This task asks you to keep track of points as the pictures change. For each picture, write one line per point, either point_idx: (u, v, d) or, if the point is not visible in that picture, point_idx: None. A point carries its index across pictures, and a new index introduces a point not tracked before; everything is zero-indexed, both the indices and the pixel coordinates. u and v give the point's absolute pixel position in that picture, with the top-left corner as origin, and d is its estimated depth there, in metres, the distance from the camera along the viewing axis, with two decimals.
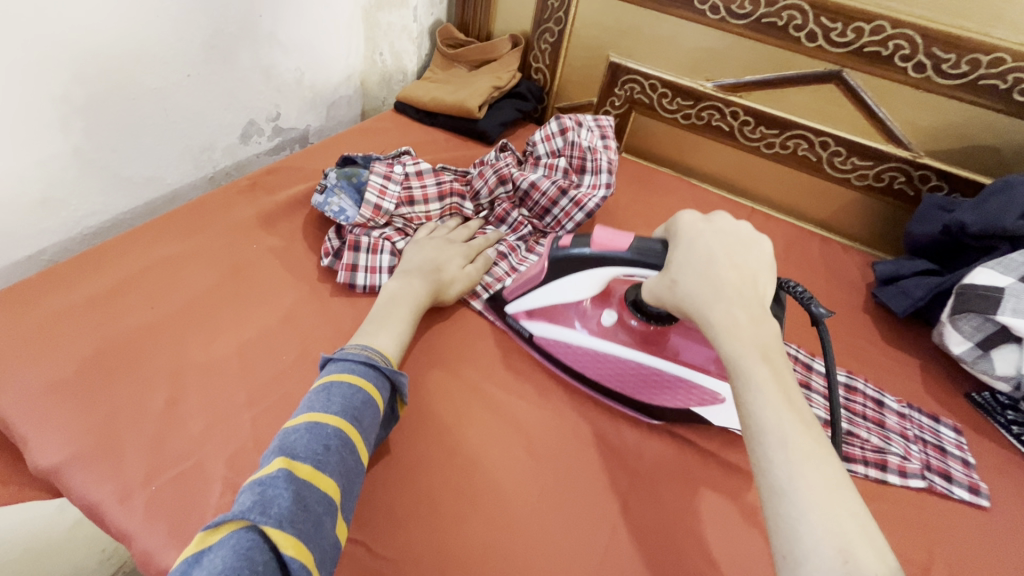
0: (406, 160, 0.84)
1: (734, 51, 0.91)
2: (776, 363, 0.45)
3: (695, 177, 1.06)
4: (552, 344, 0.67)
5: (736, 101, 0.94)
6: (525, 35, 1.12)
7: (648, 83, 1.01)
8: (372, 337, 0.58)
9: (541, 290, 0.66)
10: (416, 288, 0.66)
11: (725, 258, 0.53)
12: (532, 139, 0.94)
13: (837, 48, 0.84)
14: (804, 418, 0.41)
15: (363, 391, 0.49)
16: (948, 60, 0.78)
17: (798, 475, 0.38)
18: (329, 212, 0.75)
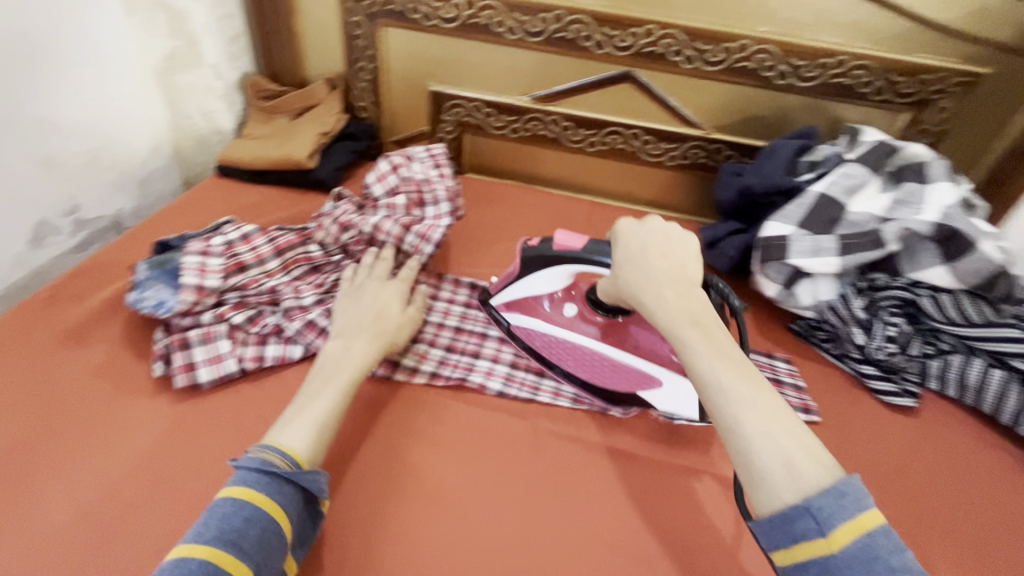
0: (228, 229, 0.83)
1: (539, 65, 0.99)
2: (705, 321, 0.58)
3: (538, 183, 1.13)
4: (530, 332, 0.79)
5: (553, 109, 1.02)
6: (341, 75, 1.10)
7: (472, 105, 1.05)
8: (291, 430, 0.59)
9: (515, 286, 0.78)
10: (363, 349, 0.69)
11: (654, 247, 0.64)
12: (367, 182, 0.93)
13: (622, 52, 0.94)
14: (739, 368, 0.54)
15: (250, 505, 0.52)
16: (708, 51, 0.91)
17: (745, 421, 0.50)
18: (146, 308, 0.73)
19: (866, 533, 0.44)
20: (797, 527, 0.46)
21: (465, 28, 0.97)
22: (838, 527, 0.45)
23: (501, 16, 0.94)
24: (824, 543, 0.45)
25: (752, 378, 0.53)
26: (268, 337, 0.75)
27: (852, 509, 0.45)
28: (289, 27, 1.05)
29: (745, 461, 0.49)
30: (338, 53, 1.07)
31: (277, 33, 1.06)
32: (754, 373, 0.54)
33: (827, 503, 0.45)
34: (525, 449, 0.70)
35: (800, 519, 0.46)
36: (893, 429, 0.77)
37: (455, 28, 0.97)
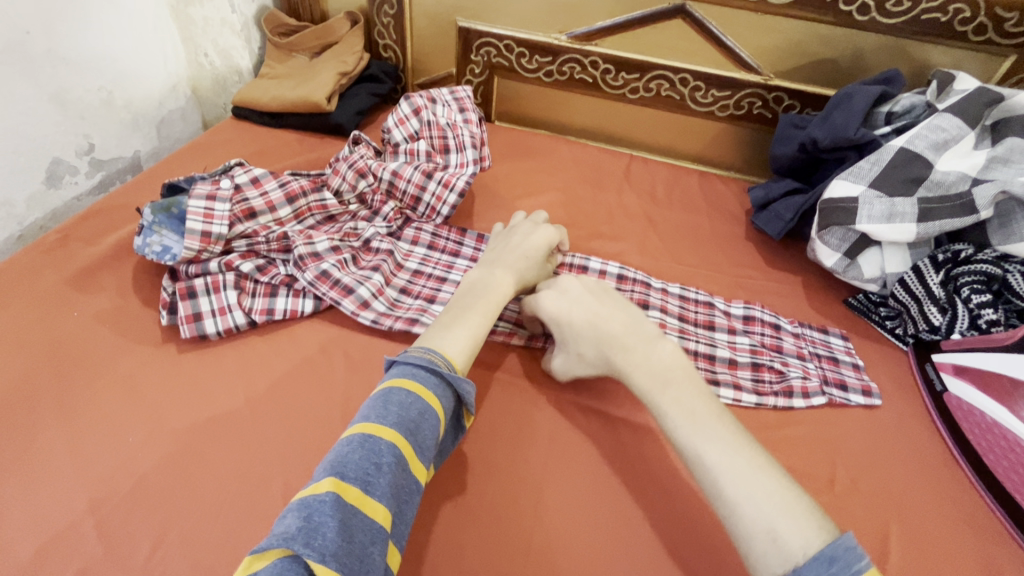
0: (418, 158, 0.81)
1: (777, 30, 0.84)
2: (677, 384, 0.50)
3: (736, 170, 1.01)
4: (966, 411, 0.59)
5: (779, 85, 0.89)
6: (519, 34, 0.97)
7: (679, 77, 0.93)
8: (452, 335, 0.54)
9: (994, 355, 0.58)
10: (691, 398, 0.49)
11: (583, 315, 0.58)
12: (386, 125, 0.85)
13: (891, 18, 0.79)
14: (726, 429, 0.46)
15: (420, 399, 0.46)
16: (1009, 19, 0.75)
17: (727, 484, 0.43)
18: (149, 253, 0.65)
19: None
20: None
21: None
22: None
23: None
24: None
25: (730, 430, 0.47)
26: (441, 290, 0.69)
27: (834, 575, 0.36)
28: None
29: (729, 519, 0.42)
30: (530, 28, 0.95)
31: (472, 9, 0.96)
32: (745, 441, 0.46)
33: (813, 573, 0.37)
34: None
35: None
36: None
37: None
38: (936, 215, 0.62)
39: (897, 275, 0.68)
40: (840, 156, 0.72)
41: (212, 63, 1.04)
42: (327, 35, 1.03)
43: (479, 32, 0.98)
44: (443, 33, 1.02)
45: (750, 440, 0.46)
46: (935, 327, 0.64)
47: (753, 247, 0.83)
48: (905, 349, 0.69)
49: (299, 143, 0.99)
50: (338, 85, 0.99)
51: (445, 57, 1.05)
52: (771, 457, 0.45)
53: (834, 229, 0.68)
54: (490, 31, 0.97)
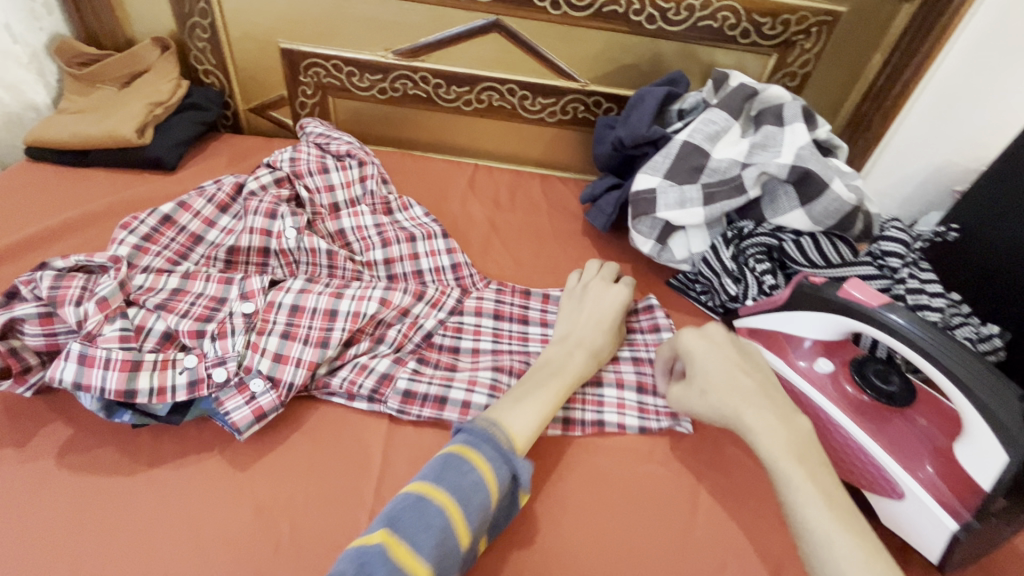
0: (323, 210, 0.79)
1: (584, 40, 0.91)
2: (812, 463, 0.48)
3: (575, 170, 1.07)
4: None
5: (595, 91, 0.96)
6: (345, 51, 0.95)
7: (506, 88, 0.97)
8: (513, 411, 0.53)
9: (772, 314, 0.64)
10: (823, 477, 0.47)
11: (738, 370, 0.55)
12: (300, 167, 0.80)
13: (675, 26, 0.88)
14: (838, 507, 0.45)
15: (475, 468, 0.47)
16: (766, 23, 0.86)
17: (845, 569, 0.42)
18: (106, 413, 0.54)
19: None
20: None
21: (503, 5, 0.88)
22: None
23: None
24: None
25: (844, 514, 0.45)
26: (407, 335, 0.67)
27: None
28: (299, 20, 0.92)
29: None
30: (354, 47, 0.95)
31: (291, 30, 0.94)
32: (865, 528, 0.44)
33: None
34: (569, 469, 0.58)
35: None
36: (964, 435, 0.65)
37: (494, 5, 0.88)
38: (718, 198, 0.70)
39: (701, 254, 0.75)
40: (643, 152, 0.79)
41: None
42: (133, 62, 0.95)
43: (303, 52, 0.96)
44: (265, 55, 0.98)
45: (868, 529, 0.44)
46: (734, 296, 0.72)
47: (587, 240, 0.89)
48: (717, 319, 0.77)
49: (112, 182, 0.90)
50: (151, 116, 0.91)
51: (274, 80, 1.01)
52: (872, 530, 0.44)
53: (643, 218, 0.75)
54: (315, 52, 0.95)
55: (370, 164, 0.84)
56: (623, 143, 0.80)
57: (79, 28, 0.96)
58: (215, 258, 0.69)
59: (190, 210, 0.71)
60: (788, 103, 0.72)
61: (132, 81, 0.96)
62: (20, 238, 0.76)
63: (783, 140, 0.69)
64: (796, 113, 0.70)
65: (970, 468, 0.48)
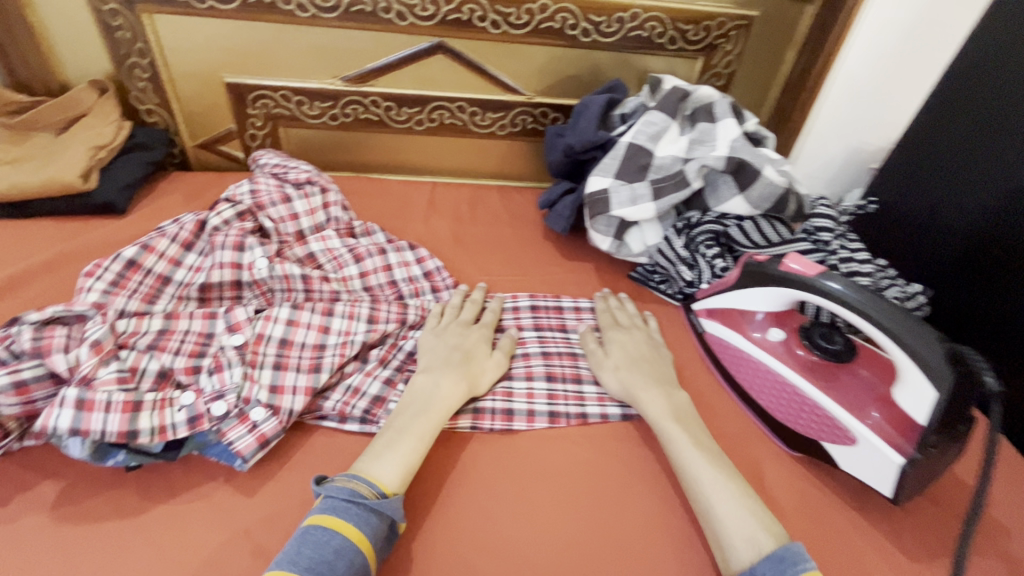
0: (288, 235, 0.79)
1: (526, 55, 0.96)
2: (688, 423, 0.60)
3: (529, 180, 1.12)
4: (722, 345, 0.70)
5: (541, 102, 1.01)
6: (293, 81, 0.96)
7: (456, 106, 1.00)
8: (383, 459, 0.53)
9: (726, 294, 0.70)
10: (696, 433, 0.59)
11: (648, 353, 0.69)
12: (263, 197, 0.80)
13: (608, 37, 0.94)
14: (714, 459, 0.56)
15: (337, 534, 0.46)
16: (690, 30, 0.93)
17: (720, 505, 0.52)
18: (101, 458, 0.52)
19: None
20: None
21: (445, 26, 0.91)
22: None
23: (483, 11, 0.90)
24: None
25: (722, 467, 0.56)
26: (397, 350, 0.67)
27: None
28: (243, 54, 0.93)
29: (710, 526, 0.51)
30: (302, 77, 0.96)
31: (235, 64, 0.94)
32: (732, 470, 0.55)
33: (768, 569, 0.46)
34: (555, 459, 0.61)
35: None
36: None
37: (436, 28, 0.92)
38: (667, 192, 0.75)
39: (656, 246, 0.81)
40: (592, 156, 0.84)
41: None
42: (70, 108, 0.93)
43: (250, 85, 0.96)
44: (210, 91, 0.97)
45: (739, 478, 0.55)
46: (690, 282, 0.78)
47: (548, 244, 0.93)
48: (677, 305, 0.81)
49: (60, 230, 0.87)
50: (94, 160, 0.89)
51: (221, 115, 1.00)
52: (745, 483, 0.55)
53: (599, 218, 0.79)
54: (262, 84, 0.96)
55: (335, 191, 0.87)
56: (573, 149, 0.84)
57: (6, 76, 0.93)
58: (188, 297, 0.68)
59: (156, 251, 0.69)
60: (717, 102, 0.78)
61: (71, 127, 0.94)
62: None
63: (717, 134, 0.76)
64: (725, 110, 0.77)
65: (907, 408, 0.54)
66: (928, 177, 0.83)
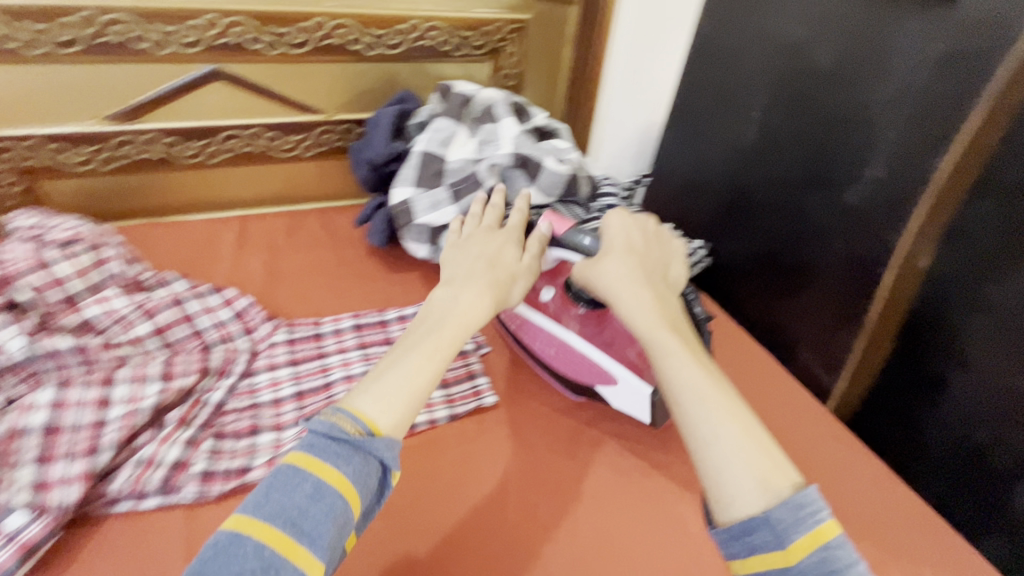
0: (55, 307, 0.69)
1: (315, 74, 0.94)
2: (684, 336, 0.56)
3: (351, 197, 1.09)
4: (521, 320, 0.73)
5: (343, 119, 0.99)
6: (42, 128, 0.84)
7: (251, 133, 0.95)
8: (384, 391, 0.48)
9: None
10: (698, 350, 0.55)
11: (641, 251, 0.64)
12: (13, 267, 0.69)
13: (394, 50, 0.95)
14: (715, 380, 0.52)
15: (312, 478, 0.42)
16: (472, 36, 0.98)
17: (721, 432, 0.48)
18: None
19: (823, 545, 0.42)
20: (753, 537, 0.44)
21: (216, 52, 0.86)
22: (795, 540, 0.42)
23: (254, 33, 0.86)
24: (782, 557, 0.42)
25: (727, 393, 0.52)
26: (200, 408, 0.62)
27: (806, 522, 0.43)
28: None
29: (706, 446, 0.48)
30: (52, 121, 0.84)
31: None
32: (733, 393, 0.52)
33: (786, 515, 0.43)
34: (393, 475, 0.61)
35: (757, 531, 0.44)
36: None
37: (205, 54, 0.86)
38: (464, 194, 0.78)
39: None
40: (393, 168, 0.85)
41: None
42: None
43: None
44: None
45: (737, 396, 0.52)
46: None
47: (373, 261, 0.92)
48: None
49: None
50: None
51: None
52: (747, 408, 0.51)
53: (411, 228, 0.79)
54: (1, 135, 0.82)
55: (112, 246, 0.78)
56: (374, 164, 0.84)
57: None
58: None
59: None
60: (497, 102, 0.83)
61: None
62: None
63: (501, 134, 0.80)
64: (505, 110, 0.82)
65: None
66: (688, 145, 0.93)
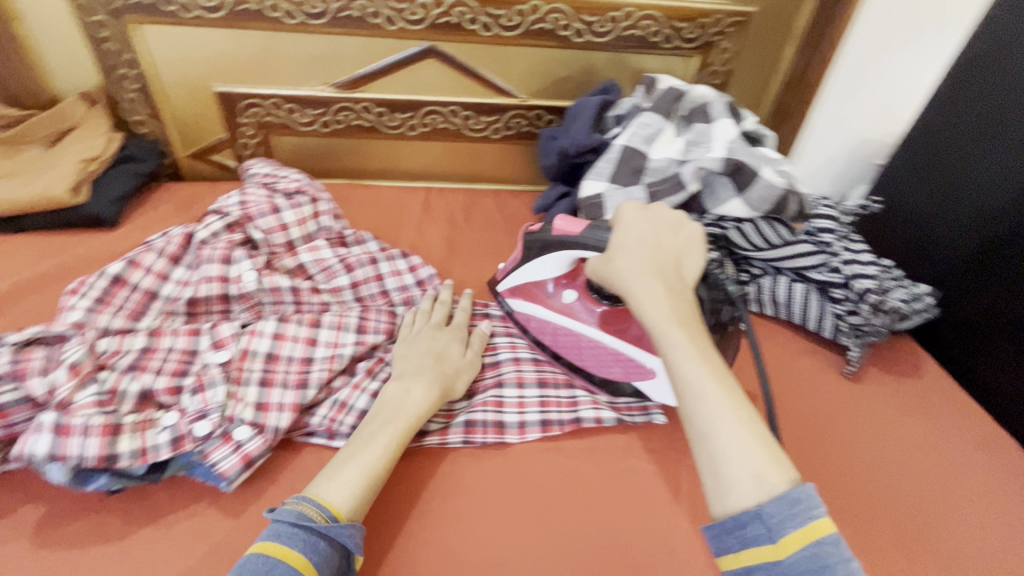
0: (278, 248, 0.77)
1: (519, 58, 0.94)
2: (693, 328, 0.50)
3: (525, 182, 1.10)
4: (532, 319, 0.71)
5: (535, 105, 0.99)
6: (284, 89, 0.95)
7: (449, 110, 0.99)
8: (342, 476, 0.50)
9: (518, 268, 0.70)
10: (706, 343, 0.49)
11: (654, 236, 0.56)
12: (253, 208, 0.78)
13: (601, 38, 0.92)
14: (720, 375, 0.47)
15: (283, 563, 0.43)
16: (686, 28, 0.91)
17: (721, 428, 0.44)
18: (85, 482, 0.51)
19: (814, 541, 0.39)
20: (746, 531, 0.41)
21: (436, 30, 0.90)
22: (788, 535, 0.39)
23: (473, 13, 0.88)
24: (773, 550, 0.40)
25: (733, 388, 0.47)
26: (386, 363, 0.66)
27: (799, 517, 0.39)
28: (234, 62, 0.92)
29: (702, 442, 0.44)
30: (291, 84, 0.95)
31: (225, 72, 0.93)
32: (740, 391, 0.47)
33: (777, 511, 0.40)
34: (555, 472, 0.60)
35: (749, 525, 0.40)
36: (897, 389, 0.72)
37: (426, 31, 0.90)
38: (662, 195, 0.73)
39: None
40: (586, 159, 0.83)
41: None
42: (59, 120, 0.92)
43: (241, 94, 0.95)
44: (202, 101, 0.96)
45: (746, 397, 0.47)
46: None
47: None
48: None
49: (50, 243, 0.86)
50: (85, 173, 0.88)
51: (212, 125, 1.00)
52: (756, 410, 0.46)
53: None
54: (253, 92, 0.95)
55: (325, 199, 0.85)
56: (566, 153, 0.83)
57: None
58: (175, 312, 0.67)
59: (142, 267, 0.68)
60: (713, 102, 0.77)
61: (60, 139, 0.93)
62: None
63: (713, 135, 0.74)
64: (721, 110, 0.75)
65: None
66: (938, 184, 0.78)
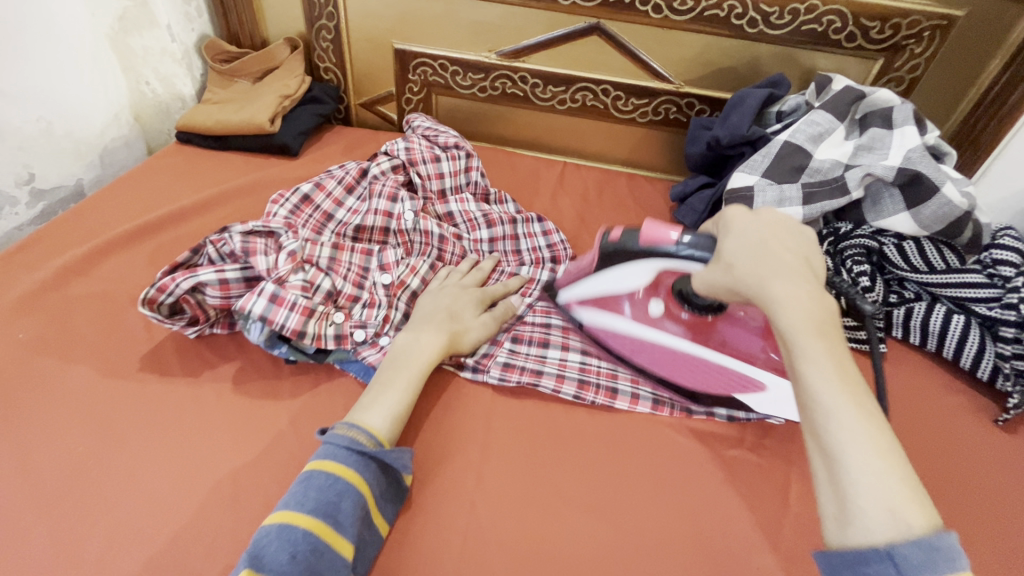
0: (433, 193, 0.85)
1: (684, 43, 0.94)
2: (830, 341, 0.45)
3: (659, 170, 1.10)
4: (605, 331, 0.69)
5: (688, 92, 0.98)
6: (453, 51, 1.03)
7: (600, 88, 1.01)
8: (375, 410, 0.55)
9: (595, 280, 0.65)
10: (843, 357, 0.45)
11: (778, 239, 0.52)
12: (417, 151, 0.87)
13: (776, 30, 0.89)
14: (862, 398, 0.43)
15: (341, 479, 0.49)
16: (874, 27, 0.85)
17: (856, 453, 0.40)
18: (275, 347, 0.62)
19: None
20: (867, 567, 0.37)
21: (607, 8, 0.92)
22: None
23: None
24: None
25: (870, 411, 0.43)
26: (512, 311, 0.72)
27: (938, 566, 0.35)
28: (415, 22, 1.01)
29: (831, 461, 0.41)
30: (460, 47, 1.02)
31: (406, 30, 1.02)
32: (881, 417, 0.42)
33: (913, 553, 0.36)
34: (662, 444, 0.61)
35: (875, 561, 0.37)
36: None
37: (597, 9, 0.92)
38: (816, 197, 0.71)
39: None
40: (739, 151, 0.81)
41: (154, 90, 1.02)
42: (266, 59, 1.07)
43: (414, 52, 1.04)
44: (380, 55, 1.07)
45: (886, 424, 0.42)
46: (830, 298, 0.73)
47: None
48: None
49: (245, 163, 1.01)
50: (280, 107, 1.03)
51: (384, 77, 1.10)
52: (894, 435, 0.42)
53: None
54: (425, 52, 1.03)
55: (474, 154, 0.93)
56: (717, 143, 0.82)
57: (224, 28, 1.09)
58: (344, 234, 0.75)
59: (324, 190, 0.78)
60: (897, 107, 0.73)
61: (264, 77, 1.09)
62: (178, 205, 0.87)
63: (891, 142, 0.70)
64: (907, 116, 0.71)
65: None
66: None
